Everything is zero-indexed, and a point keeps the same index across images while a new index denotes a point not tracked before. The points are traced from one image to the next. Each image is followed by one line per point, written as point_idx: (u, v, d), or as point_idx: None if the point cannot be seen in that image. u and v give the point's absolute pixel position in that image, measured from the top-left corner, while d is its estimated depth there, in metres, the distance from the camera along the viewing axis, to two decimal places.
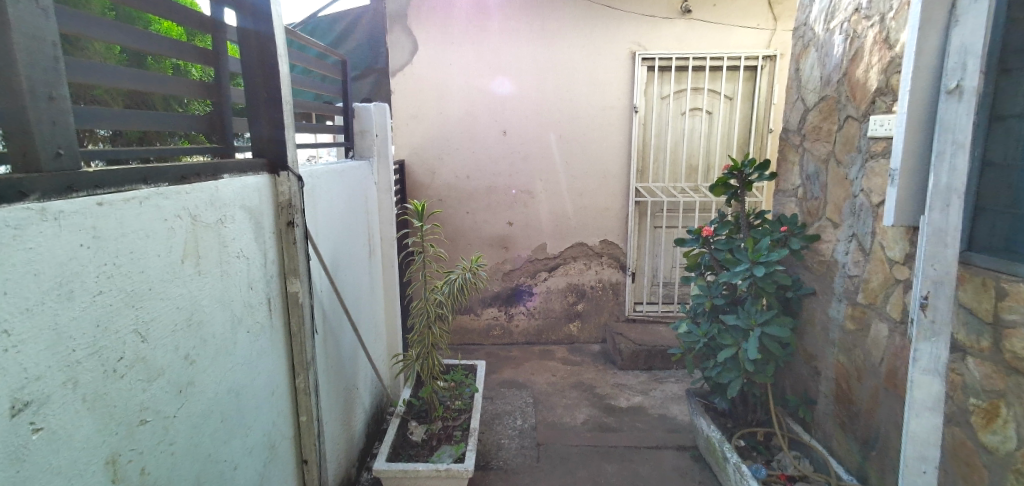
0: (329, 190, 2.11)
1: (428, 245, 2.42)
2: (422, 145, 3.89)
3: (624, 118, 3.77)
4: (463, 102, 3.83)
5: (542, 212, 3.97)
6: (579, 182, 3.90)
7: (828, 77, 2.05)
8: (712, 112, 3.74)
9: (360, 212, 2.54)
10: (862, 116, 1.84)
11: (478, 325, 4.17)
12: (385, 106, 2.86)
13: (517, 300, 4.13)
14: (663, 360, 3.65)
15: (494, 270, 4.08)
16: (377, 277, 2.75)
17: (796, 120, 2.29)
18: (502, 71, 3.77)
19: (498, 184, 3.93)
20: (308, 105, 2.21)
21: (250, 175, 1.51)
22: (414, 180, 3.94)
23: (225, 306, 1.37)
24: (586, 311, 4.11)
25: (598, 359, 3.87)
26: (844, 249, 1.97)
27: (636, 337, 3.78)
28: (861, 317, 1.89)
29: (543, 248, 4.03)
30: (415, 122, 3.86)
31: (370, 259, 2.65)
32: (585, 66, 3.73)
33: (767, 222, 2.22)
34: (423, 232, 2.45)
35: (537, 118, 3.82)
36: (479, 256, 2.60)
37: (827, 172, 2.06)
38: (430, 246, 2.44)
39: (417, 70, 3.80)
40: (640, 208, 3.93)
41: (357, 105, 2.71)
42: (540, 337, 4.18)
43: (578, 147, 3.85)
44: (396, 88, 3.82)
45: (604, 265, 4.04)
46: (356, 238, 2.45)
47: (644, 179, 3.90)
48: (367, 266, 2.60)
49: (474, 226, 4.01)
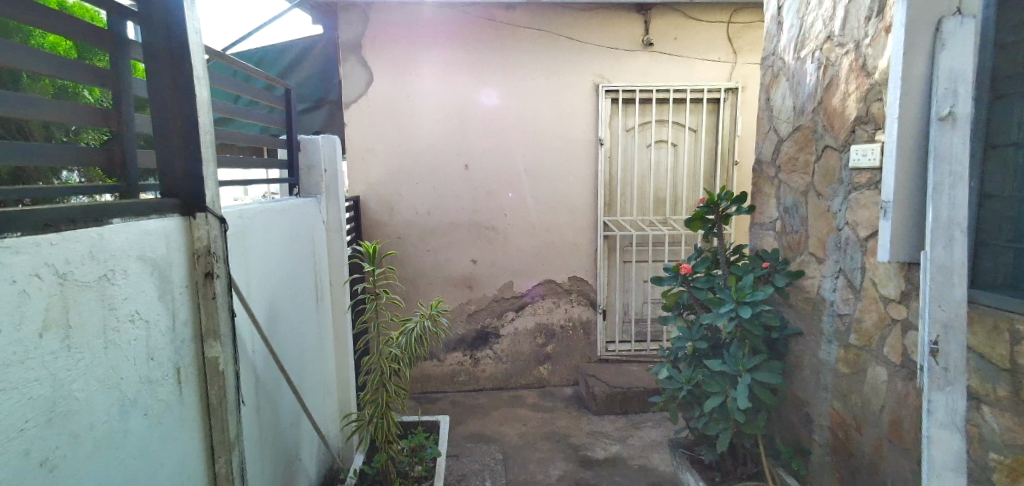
0: (265, 234, 1.82)
1: (382, 291, 2.14)
2: (378, 180, 3.65)
3: (590, 151, 3.68)
4: (423, 134, 3.63)
5: (508, 248, 3.77)
6: (545, 217, 3.75)
7: (802, 106, 2.00)
8: (677, 144, 3.70)
9: (304, 255, 2.23)
10: (842, 146, 1.79)
11: (441, 372, 3.85)
12: (337, 138, 2.61)
13: (484, 343, 3.85)
14: (640, 403, 3.44)
15: (458, 311, 3.81)
16: (325, 326, 2.43)
17: (770, 151, 2.22)
18: (465, 102, 3.63)
19: (461, 219, 3.72)
20: (232, 136, 1.92)
21: (154, 218, 1.14)
22: (370, 217, 3.67)
23: (107, 392, 0.96)
24: (557, 353, 3.88)
25: (571, 404, 3.61)
26: (831, 286, 1.86)
27: (611, 378, 3.57)
28: (855, 361, 1.76)
29: (510, 286, 3.81)
30: (372, 156, 3.63)
31: (315, 306, 2.32)
32: (550, 98, 3.64)
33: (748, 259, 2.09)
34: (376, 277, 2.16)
35: (501, 151, 3.68)
36: (441, 301, 2.32)
37: (808, 204, 1.98)
38: (384, 292, 2.14)
39: (372, 101, 3.59)
40: (608, 242, 3.80)
41: (304, 137, 2.46)
42: (509, 382, 3.89)
43: (545, 180, 3.71)
44: (350, 121, 3.59)
45: (574, 303, 3.85)
46: (298, 285, 2.13)
47: (612, 213, 3.79)
48: (312, 315, 2.27)
49: (436, 265, 3.76)
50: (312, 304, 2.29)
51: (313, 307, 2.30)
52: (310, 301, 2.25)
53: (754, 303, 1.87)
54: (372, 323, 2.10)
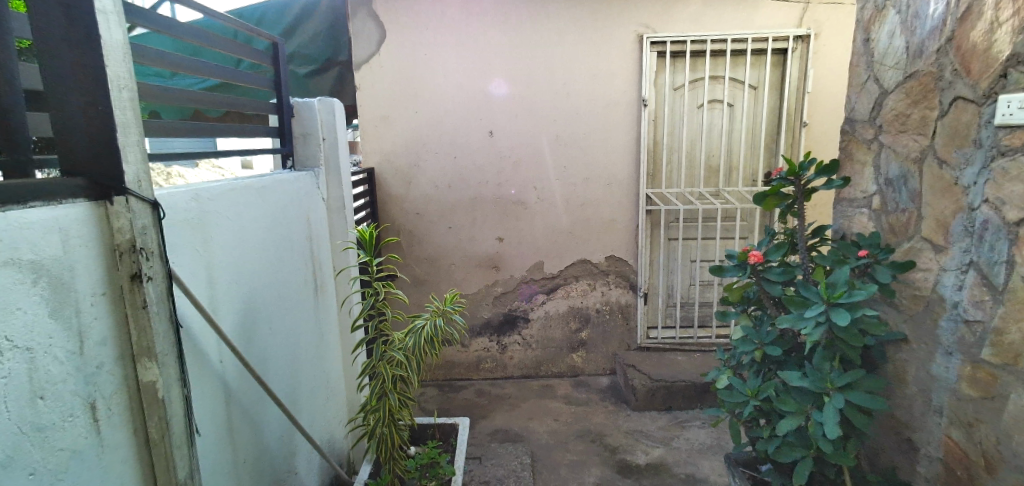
0: (236, 221, 1.54)
1: (383, 285, 1.83)
2: (394, 152, 3.34)
3: (631, 115, 3.23)
4: (442, 101, 3.27)
5: (537, 226, 3.41)
6: (580, 190, 3.35)
7: (920, 46, 1.51)
8: (733, 104, 3.20)
9: (296, 241, 1.96)
10: (983, 97, 1.31)
11: (466, 358, 3.61)
12: (339, 103, 2.28)
13: (511, 328, 3.56)
14: (685, 398, 3.09)
15: (483, 294, 3.52)
16: (326, 318, 2.19)
17: (867, 106, 1.74)
18: (487, 63, 3.22)
19: (485, 195, 3.38)
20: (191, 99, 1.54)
21: (37, 205, 0.81)
22: (387, 193, 3.39)
23: None
24: (592, 340, 3.55)
25: (608, 396, 3.31)
26: (954, 282, 1.42)
27: (652, 370, 3.22)
28: (987, 383, 1.32)
29: (540, 267, 3.48)
30: (388, 127, 3.31)
31: (313, 299, 2.07)
32: (584, 55, 3.18)
33: (838, 246, 1.66)
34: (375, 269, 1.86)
35: (529, 117, 3.27)
36: (458, 295, 2.00)
37: (924, 175, 1.51)
38: (385, 287, 1.83)
39: (384, 65, 3.24)
40: (651, 218, 3.38)
41: (298, 101, 2.15)
42: (539, 370, 3.61)
43: (577, 149, 3.30)
44: (362, 86, 3.27)
45: (611, 285, 3.48)
46: (286, 276, 1.86)
47: (656, 184, 3.35)
48: (308, 308, 2.02)
49: (459, 244, 3.46)
50: (308, 296, 2.02)
51: (309, 299, 2.04)
52: (304, 293, 1.99)
53: (851, 305, 1.46)
54: (374, 321, 1.83)
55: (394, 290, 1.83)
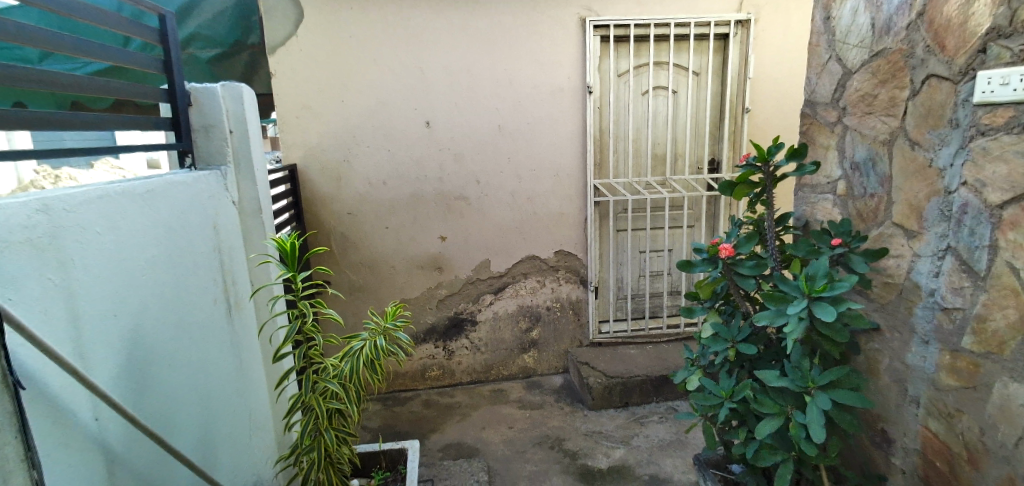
0: (111, 234, 1.14)
1: (306, 305, 1.48)
2: (319, 143, 2.94)
3: (577, 101, 3.07)
4: (371, 85, 2.91)
5: (483, 222, 3.17)
6: (527, 182, 3.15)
7: (887, 23, 1.44)
8: (677, 91, 3.14)
9: (202, 253, 1.56)
10: (959, 75, 1.24)
11: (411, 368, 3.32)
12: (247, 89, 1.90)
13: (459, 332, 3.31)
14: (642, 394, 3.00)
15: (426, 297, 3.23)
16: (247, 342, 1.81)
17: (829, 88, 1.67)
18: (419, 42, 2.90)
19: (425, 190, 3.08)
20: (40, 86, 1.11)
21: None
22: (313, 190, 2.99)
23: None
24: (543, 339, 3.38)
25: (563, 397, 3.16)
26: (930, 268, 1.36)
27: (607, 367, 3.11)
28: (969, 372, 1.27)
29: (487, 265, 3.24)
30: (308, 114, 2.90)
31: (228, 321, 1.68)
32: (525, 36, 2.96)
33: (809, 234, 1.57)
34: (299, 287, 1.51)
35: (469, 103, 3.01)
36: (403, 306, 1.71)
37: (894, 158, 1.45)
38: (311, 307, 1.49)
39: (300, 43, 2.83)
40: (600, 210, 3.27)
41: (196, 86, 1.77)
42: (490, 375, 3.39)
43: (523, 138, 3.09)
44: (277, 69, 2.84)
45: (561, 281, 3.32)
46: (192, 296, 1.47)
47: (604, 174, 3.23)
48: (223, 334, 1.64)
49: (397, 244, 3.13)
50: (221, 319, 1.64)
51: (223, 322, 1.65)
52: (215, 317, 1.60)
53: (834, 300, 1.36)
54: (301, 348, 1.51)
55: (326, 310, 1.49)
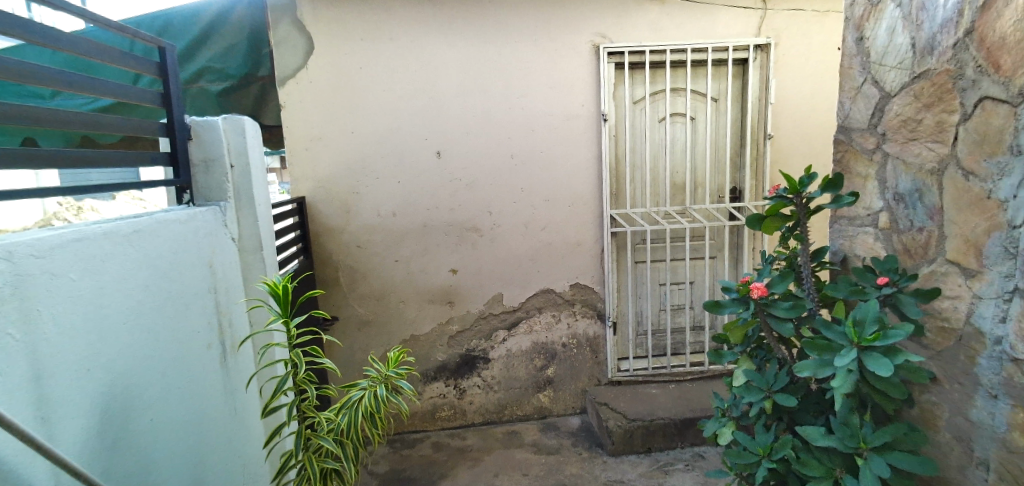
0: (88, 278, 1.06)
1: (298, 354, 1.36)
2: (328, 176, 2.91)
3: (591, 130, 2.99)
4: (381, 116, 2.89)
5: (495, 254, 3.07)
6: (540, 213, 3.05)
7: (929, 43, 1.32)
8: (695, 117, 3.05)
9: (195, 294, 1.48)
10: (1018, 96, 1.10)
11: (419, 407, 3.16)
12: (248, 121, 1.87)
13: (470, 370, 3.16)
14: (665, 438, 2.79)
15: (436, 333, 3.11)
16: (244, 387, 1.71)
17: (865, 113, 1.55)
18: (430, 73, 2.88)
19: (435, 222, 3.00)
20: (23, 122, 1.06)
21: None
22: (322, 222, 2.94)
23: None
24: (559, 377, 3.21)
25: (580, 441, 2.96)
26: (996, 313, 1.19)
27: (627, 408, 2.92)
28: None
29: (499, 299, 3.12)
30: (319, 147, 2.88)
31: (222, 366, 1.58)
32: (538, 65, 2.92)
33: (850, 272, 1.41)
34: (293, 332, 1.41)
35: (481, 133, 2.95)
36: (407, 351, 1.60)
37: (944, 189, 1.31)
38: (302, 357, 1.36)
39: (313, 76, 2.83)
40: (617, 240, 3.14)
41: (198, 120, 1.74)
42: (503, 415, 3.21)
43: (536, 168, 3.01)
44: (287, 102, 2.84)
45: (578, 315, 3.17)
46: (181, 341, 1.38)
47: (620, 204, 3.12)
48: (216, 380, 1.54)
49: (406, 278, 3.04)
50: (215, 363, 1.54)
51: (217, 367, 1.55)
52: (208, 362, 1.50)
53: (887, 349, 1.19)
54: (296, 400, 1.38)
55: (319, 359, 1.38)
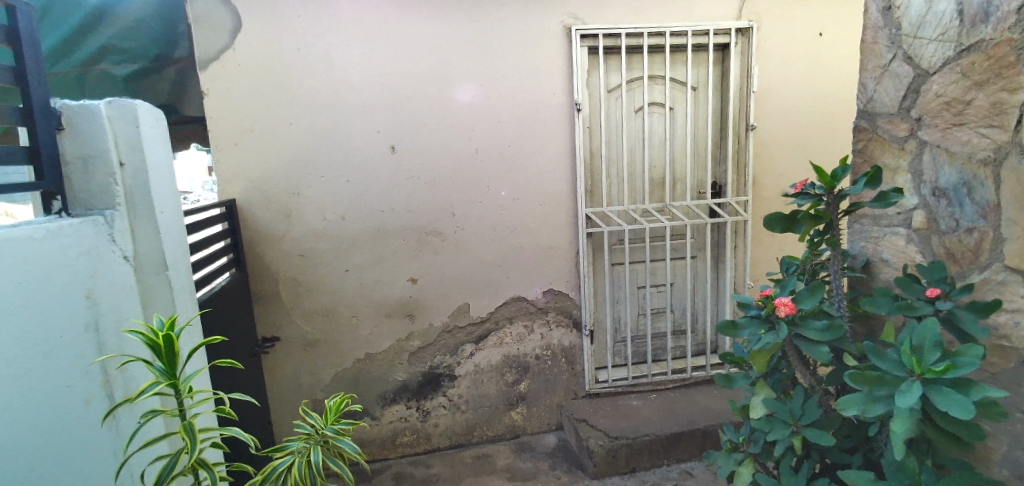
0: None
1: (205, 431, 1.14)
2: (261, 173, 2.47)
3: (564, 120, 2.71)
4: (325, 103, 2.48)
5: (459, 259, 2.73)
6: (510, 212, 2.74)
7: (984, 8, 1.10)
8: (673, 107, 2.84)
9: (62, 335, 1.04)
10: None
11: (378, 434, 2.79)
12: (143, 105, 1.35)
13: (434, 389, 2.82)
14: (651, 456, 2.56)
15: (396, 350, 2.74)
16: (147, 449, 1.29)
17: (895, 96, 1.33)
18: (381, 54, 2.50)
19: (392, 224, 2.63)
20: None
21: None
22: (256, 227, 2.51)
23: None
24: (533, 392, 2.92)
25: (560, 463, 2.69)
26: None
27: (609, 425, 2.67)
28: None
29: (465, 309, 2.79)
30: (250, 139, 2.44)
31: (111, 427, 1.16)
32: (505, 47, 2.60)
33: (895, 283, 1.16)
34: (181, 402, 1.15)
35: (442, 123, 2.61)
36: (349, 397, 1.61)
37: (1002, 182, 1.10)
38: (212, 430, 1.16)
39: (239, 55, 2.39)
40: (593, 241, 2.89)
41: (71, 105, 1.21)
42: (472, 437, 2.89)
43: (504, 163, 2.69)
44: (209, 87, 2.38)
45: (552, 324, 2.89)
46: (33, 409, 0.95)
47: (596, 202, 2.86)
48: (100, 449, 1.12)
49: (359, 290, 2.65)
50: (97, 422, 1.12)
51: (102, 427, 1.13)
52: (86, 426, 1.08)
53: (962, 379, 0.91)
54: (198, 484, 1.15)
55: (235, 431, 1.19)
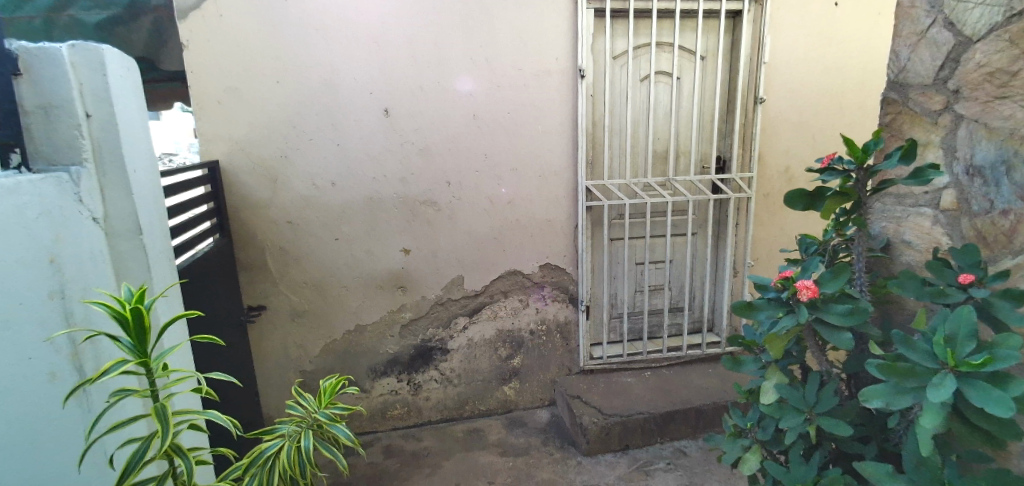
0: None
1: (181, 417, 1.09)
2: (245, 135, 2.33)
3: (567, 87, 2.58)
4: (312, 60, 2.32)
5: (454, 231, 2.64)
6: (508, 183, 2.63)
7: None
8: (681, 78, 2.71)
9: None
10: None
11: (369, 407, 2.75)
12: (112, 51, 1.21)
13: (426, 363, 2.76)
14: (643, 434, 2.55)
15: (387, 322, 2.67)
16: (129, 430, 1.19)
17: (932, 66, 1.23)
18: (373, 8, 2.33)
19: (384, 193, 2.52)
20: None
21: None
22: (241, 192, 2.38)
23: None
24: (526, 367, 2.89)
25: (552, 439, 2.68)
26: None
27: (603, 402, 2.64)
28: None
29: (459, 283, 2.71)
30: (232, 98, 2.29)
31: (83, 405, 1.06)
32: (506, 6, 2.44)
33: (930, 266, 1.09)
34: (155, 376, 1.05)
35: (438, 87, 2.46)
36: (344, 379, 1.57)
37: None
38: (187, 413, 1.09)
39: (219, 5, 2.20)
40: (592, 216, 2.80)
41: (28, 47, 1.06)
42: (464, 411, 2.86)
43: (503, 131, 2.57)
44: (187, 39, 2.21)
45: (548, 300, 2.83)
46: None
47: (596, 175, 2.76)
48: (69, 428, 1.02)
49: (349, 260, 2.56)
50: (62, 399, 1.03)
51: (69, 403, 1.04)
52: None
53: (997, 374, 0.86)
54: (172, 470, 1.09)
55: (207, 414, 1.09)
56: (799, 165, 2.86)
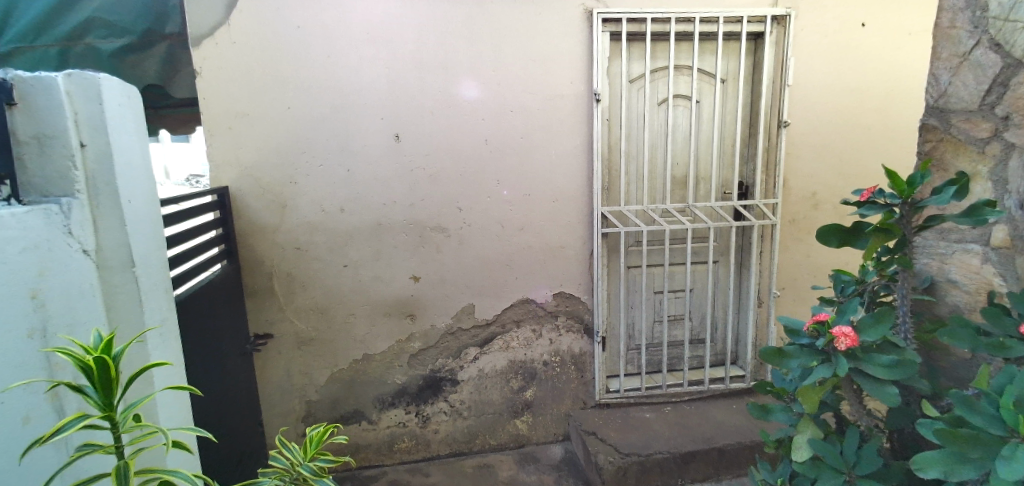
0: None
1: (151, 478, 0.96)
2: (256, 160, 2.33)
3: (582, 112, 2.52)
4: (325, 87, 2.32)
5: (465, 257, 2.57)
6: (520, 208, 2.57)
7: None
8: (699, 101, 2.64)
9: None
10: None
11: (375, 439, 2.66)
12: (111, 80, 1.19)
13: (435, 394, 2.67)
14: (663, 475, 2.39)
15: (396, 351, 2.60)
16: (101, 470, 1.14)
17: (977, 89, 1.13)
18: (387, 35, 2.33)
19: (395, 219, 2.48)
20: None
21: None
22: (251, 217, 2.37)
23: None
24: (539, 400, 2.77)
25: (565, 477, 2.54)
26: None
27: (619, 439, 2.50)
28: None
29: (469, 311, 2.63)
30: (245, 124, 2.30)
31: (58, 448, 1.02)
32: (520, 31, 2.42)
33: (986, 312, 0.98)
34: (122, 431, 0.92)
35: (450, 112, 2.44)
36: (335, 427, 1.47)
37: None
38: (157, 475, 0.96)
39: (235, 34, 2.24)
40: (608, 242, 2.71)
41: (23, 77, 1.06)
42: (474, 446, 2.75)
43: (516, 156, 2.52)
44: (202, 67, 2.24)
45: (562, 330, 2.73)
46: None
47: (612, 200, 2.68)
48: (44, 473, 0.98)
49: (358, 287, 2.51)
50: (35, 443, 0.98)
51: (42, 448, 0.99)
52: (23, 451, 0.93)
53: None
54: None
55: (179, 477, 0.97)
56: (826, 190, 2.73)
